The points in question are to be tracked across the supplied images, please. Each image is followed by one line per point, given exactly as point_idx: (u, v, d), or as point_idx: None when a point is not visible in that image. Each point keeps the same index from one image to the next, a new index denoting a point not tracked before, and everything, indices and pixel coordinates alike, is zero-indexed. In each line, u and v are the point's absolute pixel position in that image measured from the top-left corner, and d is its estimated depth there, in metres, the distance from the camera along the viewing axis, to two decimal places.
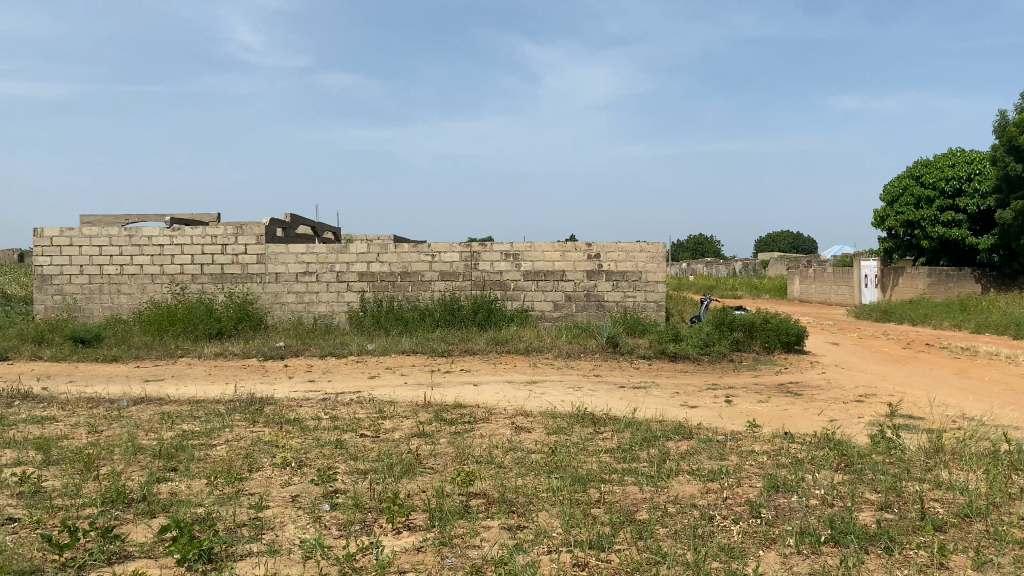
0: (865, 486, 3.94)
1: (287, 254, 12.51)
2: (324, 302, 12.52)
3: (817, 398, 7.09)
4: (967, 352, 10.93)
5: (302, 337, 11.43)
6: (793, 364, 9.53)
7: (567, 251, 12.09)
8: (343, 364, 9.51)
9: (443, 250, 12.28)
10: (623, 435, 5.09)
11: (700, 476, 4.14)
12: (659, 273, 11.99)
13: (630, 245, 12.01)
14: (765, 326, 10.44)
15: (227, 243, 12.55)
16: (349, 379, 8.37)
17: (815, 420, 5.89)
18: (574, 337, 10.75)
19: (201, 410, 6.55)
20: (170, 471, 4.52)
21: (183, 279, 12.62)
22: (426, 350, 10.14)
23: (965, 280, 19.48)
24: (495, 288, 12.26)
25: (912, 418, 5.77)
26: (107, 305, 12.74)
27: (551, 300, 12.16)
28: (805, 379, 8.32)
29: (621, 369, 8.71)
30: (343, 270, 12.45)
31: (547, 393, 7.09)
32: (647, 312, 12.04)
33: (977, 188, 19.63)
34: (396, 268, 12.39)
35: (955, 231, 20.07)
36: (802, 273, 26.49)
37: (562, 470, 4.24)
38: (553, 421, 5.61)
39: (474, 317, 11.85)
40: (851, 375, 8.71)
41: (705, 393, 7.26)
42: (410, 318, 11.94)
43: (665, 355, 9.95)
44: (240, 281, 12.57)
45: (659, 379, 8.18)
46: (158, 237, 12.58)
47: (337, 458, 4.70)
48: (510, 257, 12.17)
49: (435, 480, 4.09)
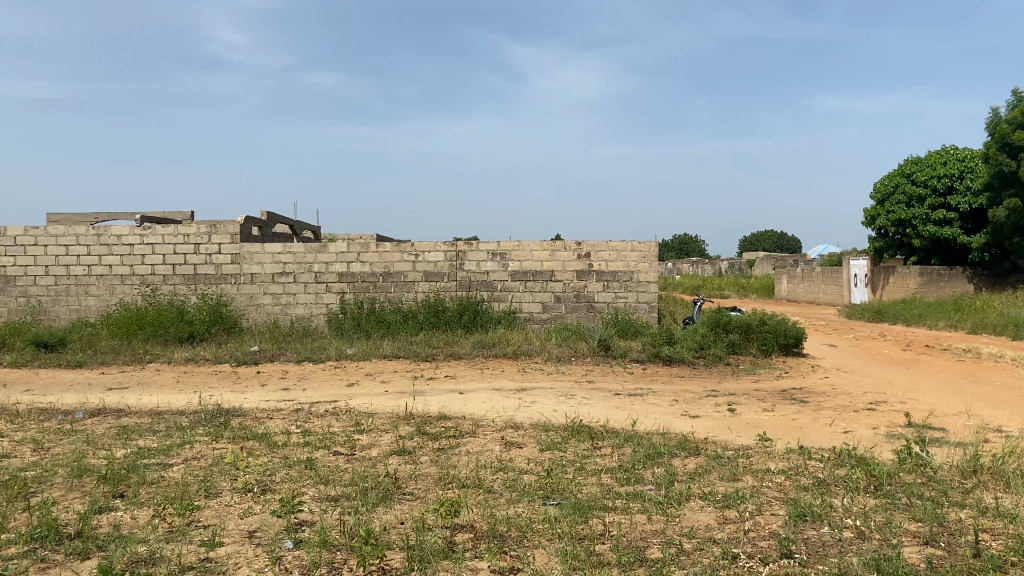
0: (903, 514, 3.48)
1: (263, 253, 11.96)
2: (302, 304, 11.98)
3: (826, 405, 6.65)
4: (971, 355, 10.53)
5: (279, 341, 10.88)
6: (793, 368, 9.10)
7: (556, 250, 11.62)
8: (321, 370, 9.01)
9: (427, 249, 11.78)
10: (625, 452, 4.62)
11: (715, 502, 3.66)
12: (651, 273, 11.53)
13: (621, 243, 11.55)
14: (762, 328, 9.99)
15: (200, 242, 11.98)
16: (326, 387, 7.84)
17: (829, 432, 5.43)
18: (564, 340, 10.28)
19: (162, 422, 6.00)
20: (116, 498, 4.00)
21: (154, 280, 12.04)
22: (409, 354, 9.64)
23: (957, 280, 19.12)
24: (481, 289, 11.75)
25: (933, 429, 5.33)
26: (74, 307, 12.14)
27: (540, 301, 11.68)
28: (809, 385, 7.87)
29: (615, 375, 8.24)
30: (322, 270, 11.92)
31: (538, 401, 6.60)
32: (639, 313, 11.58)
33: (970, 186, 19.31)
34: (377, 268, 11.87)
35: (947, 230, 19.75)
36: (790, 272, 26.15)
37: (559, 497, 3.76)
38: (545, 435, 5.12)
39: (459, 319, 11.38)
40: (856, 380, 8.27)
41: (706, 400, 6.81)
42: (392, 321, 11.42)
43: (659, 359, 9.50)
44: (214, 283, 12.00)
45: (656, 385, 7.71)
46: (127, 236, 12.00)
47: (306, 481, 4.18)
48: (496, 256, 11.69)
49: (415, 510, 3.59)
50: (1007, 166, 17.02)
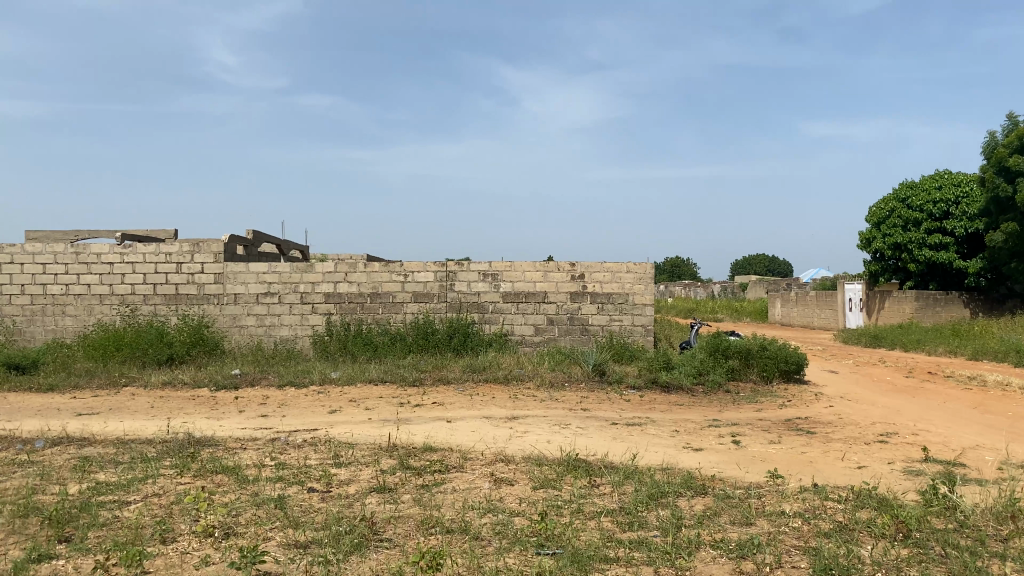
0: (939, 567, 3.12)
1: (247, 273, 11.57)
2: (286, 325, 11.57)
3: (835, 437, 6.29)
4: (977, 382, 10.20)
5: (261, 364, 10.46)
6: (796, 395, 8.73)
7: (549, 271, 11.28)
8: (303, 395, 8.60)
9: (417, 269, 11.42)
10: (625, 492, 4.24)
11: (728, 551, 3.30)
12: (647, 296, 11.20)
13: (617, 264, 11.22)
14: (763, 353, 9.64)
15: (182, 261, 11.58)
16: (306, 414, 7.42)
17: (843, 468, 5.07)
18: (557, 364, 9.92)
19: (126, 453, 5.57)
20: (61, 544, 3.60)
21: (134, 300, 11.62)
22: (396, 379, 9.23)
23: (952, 305, 18.99)
24: (471, 311, 11.38)
25: (954, 465, 4.98)
26: (50, 328, 11.69)
27: (532, 323, 11.32)
28: (814, 414, 7.52)
29: (611, 404, 7.86)
30: (308, 291, 11.54)
31: (531, 432, 6.21)
32: (634, 336, 11.22)
33: (966, 211, 19.11)
34: (365, 288, 11.50)
35: (943, 254, 19.53)
36: (783, 296, 25.88)
37: (555, 544, 3.38)
38: (539, 471, 4.74)
39: (449, 341, 11.00)
40: (862, 408, 7.91)
41: (708, 431, 6.44)
42: (379, 344, 11.03)
43: (656, 385, 9.12)
44: (195, 303, 11.59)
45: (654, 414, 7.33)
46: (107, 254, 11.60)
47: (273, 524, 3.78)
48: (488, 277, 11.33)
49: (394, 561, 3.21)
50: (1004, 190, 16.82)
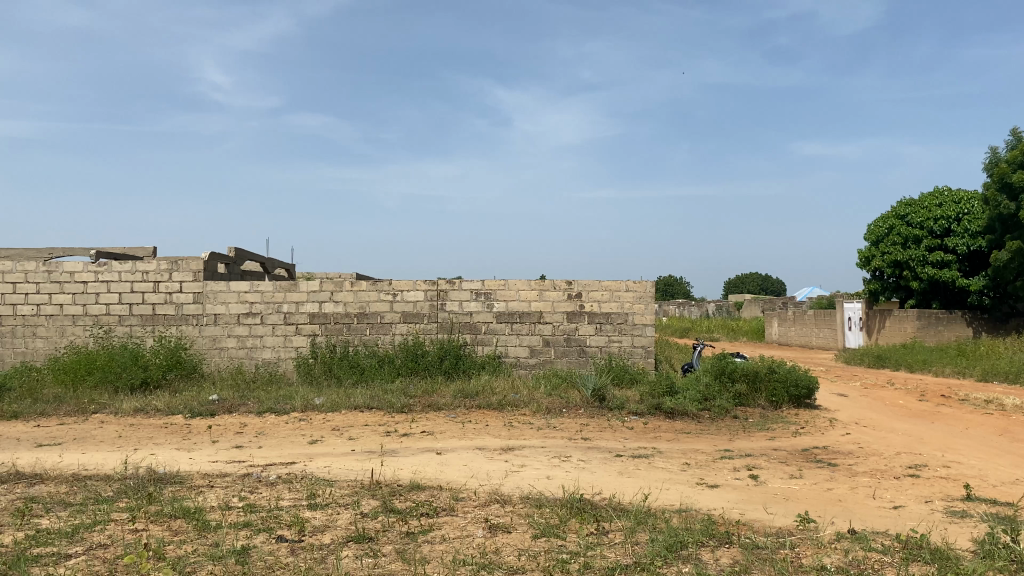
0: None
1: (228, 292, 11.03)
2: (269, 347, 11.01)
3: (859, 470, 5.78)
4: (995, 406, 9.68)
5: (240, 389, 9.89)
6: (809, 422, 8.21)
7: (545, 290, 10.77)
8: (283, 424, 8.04)
9: (406, 288, 10.89)
10: (639, 543, 3.71)
11: None
12: (647, 315, 10.69)
13: (615, 283, 10.73)
14: (771, 377, 9.11)
15: (160, 280, 11.04)
16: (284, 446, 6.86)
17: (877, 508, 4.56)
18: (554, 388, 9.40)
19: (79, 491, 5.00)
20: None
21: (109, 321, 11.05)
22: (383, 405, 8.68)
23: (956, 323, 18.51)
24: (464, 331, 10.85)
25: (1001, 506, 4.47)
26: (20, 350, 11.10)
27: (527, 345, 10.78)
28: (831, 443, 7.01)
29: (613, 433, 7.32)
30: (292, 311, 11.00)
31: (528, 466, 5.66)
32: (634, 358, 10.70)
33: (968, 228, 18.68)
34: (352, 308, 10.96)
35: (945, 272, 19.09)
36: (780, 315, 25.43)
37: None
38: (538, 515, 4.22)
39: (440, 364, 10.46)
40: (882, 436, 7.39)
41: (721, 464, 5.91)
42: (366, 367, 10.48)
43: (660, 411, 8.59)
44: (173, 324, 11.03)
45: (660, 444, 6.80)
46: (81, 273, 11.04)
47: None
48: (480, 296, 10.82)
49: None
50: (1008, 208, 16.39)
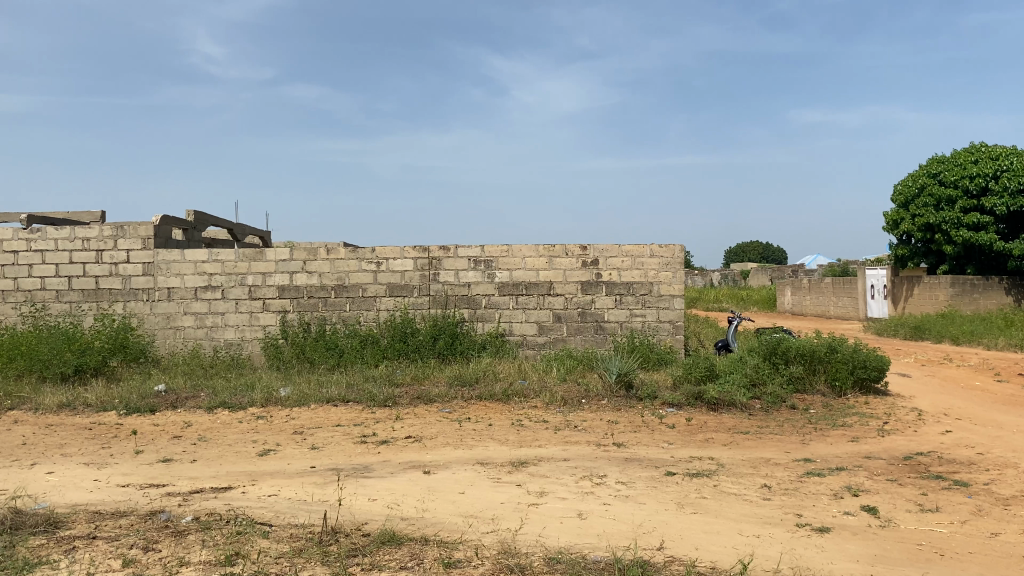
0: None
1: (183, 262, 9.36)
2: (232, 326, 9.37)
3: (1007, 495, 4.16)
4: None
5: (194, 378, 8.27)
6: (890, 414, 6.59)
7: (555, 256, 9.11)
8: (235, 423, 6.43)
9: (393, 256, 9.23)
10: None
11: None
12: (675, 284, 9.04)
13: (637, 247, 9.06)
14: (833, 357, 7.46)
15: (103, 249, 9.35)
16: (227, 458, 5.25)
17: None
18: (569, 373, 7.81)
19: None
20: None
21: (44, 296, 9.38)
22: (361, 398, 7.06)
23: (993, 291, 16.89)
24: (460, 306, 9.21)
25: None
26: None
27: (535, 321, 9.16)
28: (937, 448, 5.39)
29: (654, 436, 5.70)
30: (258, 283, 9.34)
31: (550, 496, 4.03)
32: (660, 335, 9.06)
33: (1008, 186, 16.83)
34: (329, 280, 9.30)
35: (983, 235, 17.33)
36: (795, 283, 23.74)
37: None
38: None
39: (432, 345, 8.83)
40: (995, 436, 5.76)
41: (813, 488, 4.28)
42: (345, 348, 8.85)
43: (701, 402, 6.95)
44: (120, 300, 9.37)
45: (718, 453, 5.17)
46: (10, 241, 9.36)
47: None
48: (480, 264, 9.16)
49: None
50: None
